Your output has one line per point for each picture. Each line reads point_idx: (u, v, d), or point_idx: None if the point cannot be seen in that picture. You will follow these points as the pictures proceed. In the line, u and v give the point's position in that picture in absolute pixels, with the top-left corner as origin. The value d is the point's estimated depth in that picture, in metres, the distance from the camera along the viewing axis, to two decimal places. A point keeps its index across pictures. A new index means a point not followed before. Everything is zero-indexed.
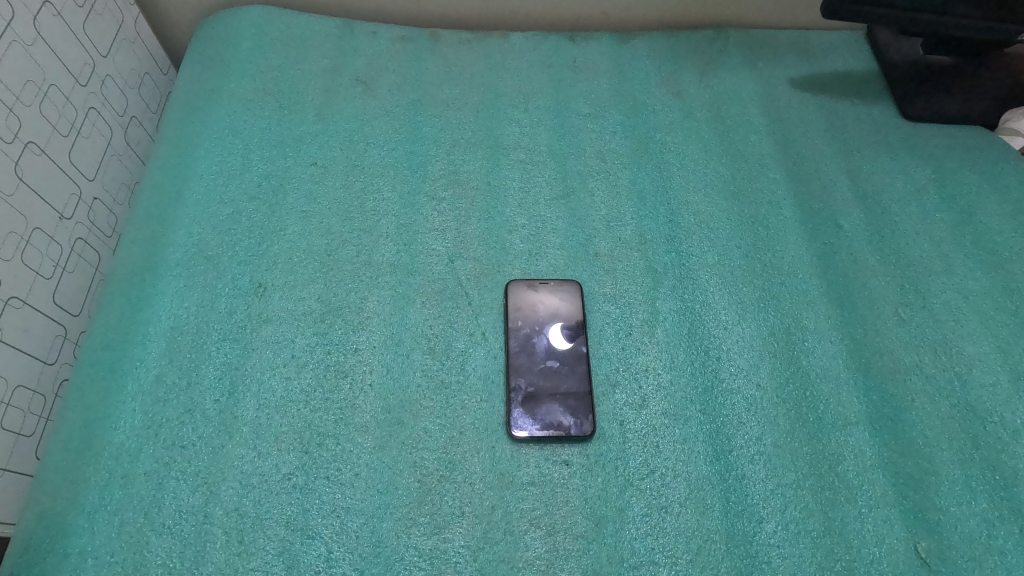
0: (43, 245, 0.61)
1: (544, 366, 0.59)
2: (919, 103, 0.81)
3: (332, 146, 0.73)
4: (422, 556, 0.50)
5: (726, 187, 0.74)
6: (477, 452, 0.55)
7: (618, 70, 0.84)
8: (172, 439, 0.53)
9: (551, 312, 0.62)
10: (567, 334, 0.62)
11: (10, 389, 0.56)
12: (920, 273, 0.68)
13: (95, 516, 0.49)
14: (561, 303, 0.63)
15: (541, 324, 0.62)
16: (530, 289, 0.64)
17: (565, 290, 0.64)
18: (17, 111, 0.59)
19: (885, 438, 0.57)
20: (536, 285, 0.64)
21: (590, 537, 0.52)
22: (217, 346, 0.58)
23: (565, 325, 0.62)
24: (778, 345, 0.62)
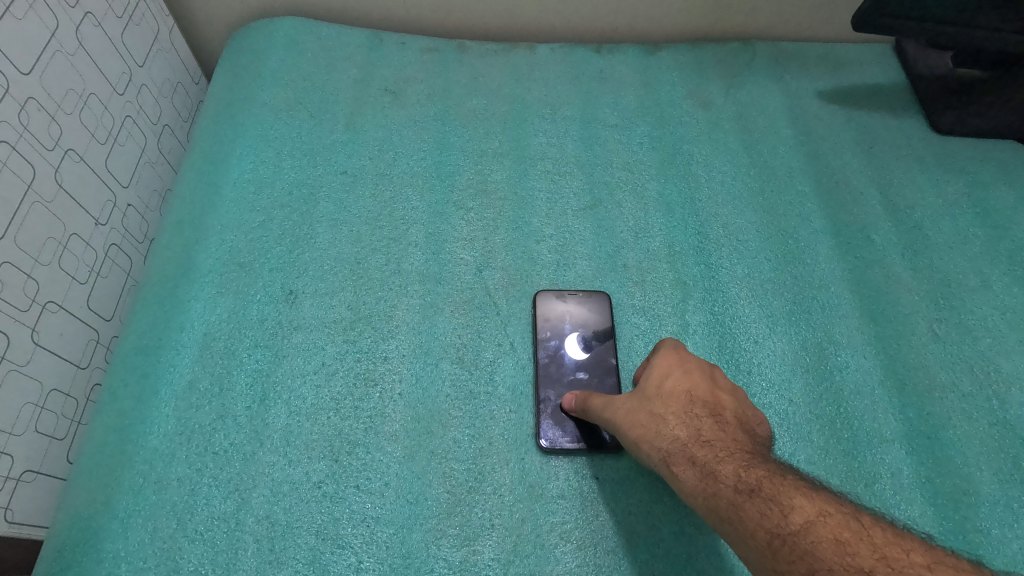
0: (79, 251, 0.62)
1: (572, 380, 0.59)
2: (949, 116, 0.80)
3: (362, 156, 0.73)
4: (452, 568, 0.49)
5: (754, 199, 0.73)
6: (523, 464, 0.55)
7: (643, 82, 0.84)
8: (204, 445, 0.53)
9: (575, 322, 0.62)
10: (597, 345, 0.61)
11: (45, 392, 0.57)
12: (954, 289, 0.67)
13: (129, 520, 0.49)
14: (582, 313, 0.63)
15: (577, 336, 0.61)
16: (555, 300, 0.63)
17: (587, 296, 0.64)
18: (58, 119, 0.60)
19: (923, 458, 0.56)
20: (564, 296, 0.64)
21: (622, 553, 0.51)
22: (249, 353, 0.58)
23: (594, 336, 0.62)
24: (810, 360, 0.62)
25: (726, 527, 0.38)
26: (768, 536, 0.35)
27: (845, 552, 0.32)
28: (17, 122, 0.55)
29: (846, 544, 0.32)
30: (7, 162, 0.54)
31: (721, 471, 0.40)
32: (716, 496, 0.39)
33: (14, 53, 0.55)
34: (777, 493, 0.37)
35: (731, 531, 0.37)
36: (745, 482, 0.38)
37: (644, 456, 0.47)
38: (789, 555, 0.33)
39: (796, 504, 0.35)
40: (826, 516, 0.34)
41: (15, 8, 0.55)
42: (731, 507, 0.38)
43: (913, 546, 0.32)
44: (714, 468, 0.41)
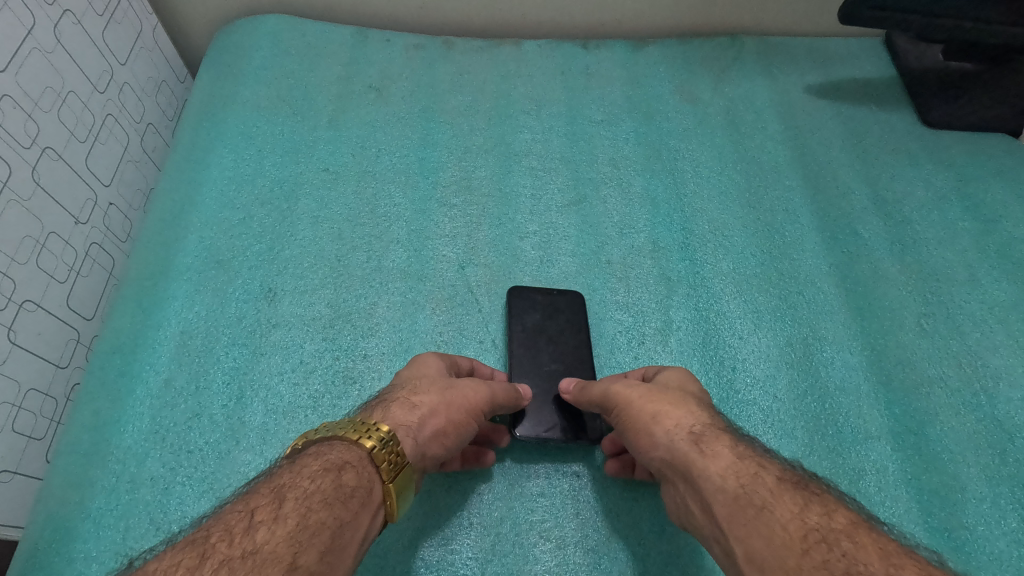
0: (58, 249, 0.62)
1: (548, 373, 0.58)
2: (939, 109, 0.79)
3: (345, 153, 0.72)
4: (429, 568, 0.48)
5: (741, 194, 0.73)
6: (503, 462, 0.54)
7: (630, 77, 0.83)
8: (179, 444, 0.52)
9: (549, 318, 0.61)
10: (572, 338, 0.60)
11: (22, 392, 0.57)
12: (942, 283, 0.66)
13: (101, 520, 0.48)
14: (556, 309, 0.61)
15: (552, 330, 0.60)
16: (529, 296, 0.62)
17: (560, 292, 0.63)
18: (35, 116, 0.60)
19: (908, 454, 0.55)
20: (538, 293, 0.62)
21: (601, 551, 0.50)
22: (227, 351, 0.57)
23: (569, 329, 0.60)
24: (795, 356, 0.61)
25: (753, 513, 0.37)
26: (808, 530, 0.35)
27: (890, 560, 0.33)
28: None
29: (892, 555, 0.33)
30: None
31: (760, 463, 0.41)
32: (755, 480, 0.39)
33: None
34: (820, 497, 0.38)
35: (767, 513, 0.36)
36: (786, 478, 0.39)
37: (659, 435, 0.45)
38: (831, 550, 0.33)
39: (841, 510, 0.36)
40: (869, 528, 0.35)
41: None
42: (772, 492, 0.38)
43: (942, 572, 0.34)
44: (750, 459, 0.41)
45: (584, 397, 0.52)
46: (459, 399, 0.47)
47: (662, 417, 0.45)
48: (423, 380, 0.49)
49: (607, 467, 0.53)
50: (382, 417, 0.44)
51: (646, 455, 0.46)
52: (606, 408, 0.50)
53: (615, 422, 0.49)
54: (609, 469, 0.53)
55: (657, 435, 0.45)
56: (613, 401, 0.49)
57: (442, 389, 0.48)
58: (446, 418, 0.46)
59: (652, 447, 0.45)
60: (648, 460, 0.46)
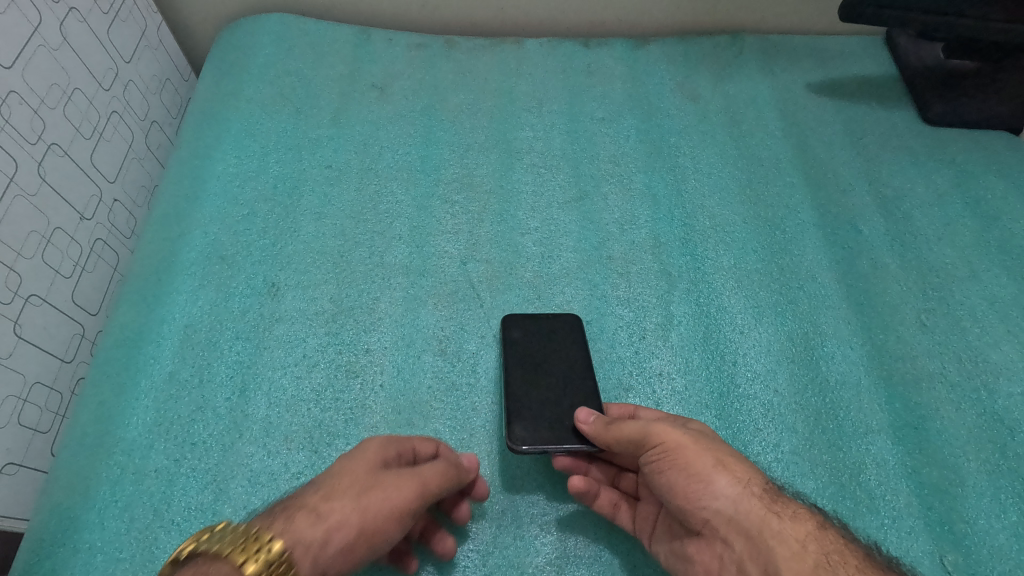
0: (64, 245, 0.63)
1: (551, 386, 0.55)
2: (939, 107, 0.80)
3: (347, 150, 0.73)
4: (431, 559, 0.49)
5: (742, 191, 0.73)
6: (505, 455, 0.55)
7: (631, 75, 0.84)
8: (184, 436, 0.52)
9: (550, 335, 0.59)
10: (575, 353, 0.57)
11: (27, 385, 0.57)
12: (942, 279, 0.66)
13: (106, 511, 0.48)
14: (555, 326, 0.59)
15: (553, 346, 0.58)
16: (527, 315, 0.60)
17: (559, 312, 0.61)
18: (41, 113, 0.60)
19: (908, 448, 0.56)
20: (531, 316, 0.60)
21: (602, 544, 0.50)
22: (230, 345, 0.58)
23: (571, 345, 0.58)
24: (795, 350, 0.61)
25: None
26: None
27: None
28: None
29: None
30: None
31: (812, 522, 0.42)
32: (819, 544, 0.40)
33: None
34: (866, 558, 0.40)
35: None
36: (835, 539, 0.41)
37: (717, 484, 0.43)
38: None
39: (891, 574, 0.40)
40: None
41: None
42: (836, 560, 0.39)
43: None
44: (802, 517, 0.42)
45: (614, 432, 0.47)
46: (377, 503, 0.41)
47: (724, 465, 0.43)
48: (346, 474, 0.43)
49: (574, 483, 0.49)
50: (279, 528, 0.39)
51: (690, 503, 0.43)
52: (642, 447, 0.46)
53: (650, 463, 0.45)
54: (576, 484, 0.49)
55: (715, 483, 0.43)
56: (661, 441, 0.45)
57: (360, 490, 0.42)
58: (357, 529, 0.40)
59: (704, 495, 0.43)
60: (693, 509, 0.43)
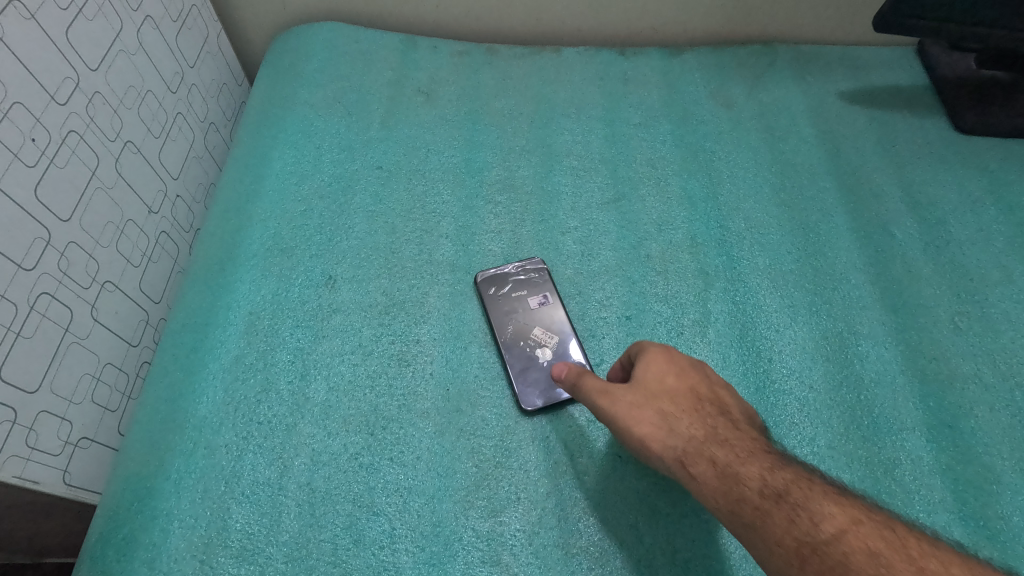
0: (134, 236, 0.67)
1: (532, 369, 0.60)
2: (971, 116, 0.81)
3: (396, 152, 0.77)
4: (480, 537, 0.51)
5: (776, 195, 0.75)
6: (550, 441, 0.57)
7: (667, 83, 0.87)
8: (250, 415, 0.56)
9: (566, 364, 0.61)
10: None
11: (101, 365, 0.61)
12: (976, 282, 0.67)
13: (181, 481, 0.52)
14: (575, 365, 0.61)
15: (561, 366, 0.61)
16: (508, 294, 0.65)
17: (551, 301, 0.65)
18: (120, 113, 0.65)
19: (943, 445, 0.57)
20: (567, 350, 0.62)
21: (643, 528, 0.52)
22: (291, 332, 0.61)
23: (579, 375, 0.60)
24: (830, 348, 0.63)
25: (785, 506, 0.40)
26: (797, 544, 0.38)
27: (878, 561, 0.36)
28: (85, 114, 0.60)
29: (880, 555, 0.36)
30: (76, 151, 0.58)
31: (746, 474, 0.43)
32: (741, 500, 0.41)
33: (84, 51, 0.60)
34: (806, 501, 0.40)
35: (762, 533, 0.40)
36: (772, 486, 0.41)
37: (852, 549, 0.37)
38: (820, 562, 0.37)
39: (827, 513, 0.39)
40: (859, 525, 0.38)
41: (87, 9, 0.60)
42: (757, 512, 0.40)
43: (942, 554, 0.36)
44: (739, 470, 0.43)
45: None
46: None
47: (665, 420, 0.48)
48: None
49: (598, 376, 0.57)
50: None
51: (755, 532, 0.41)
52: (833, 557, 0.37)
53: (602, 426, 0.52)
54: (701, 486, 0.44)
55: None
56: (704, 464, 0.44)
57: None
58: None
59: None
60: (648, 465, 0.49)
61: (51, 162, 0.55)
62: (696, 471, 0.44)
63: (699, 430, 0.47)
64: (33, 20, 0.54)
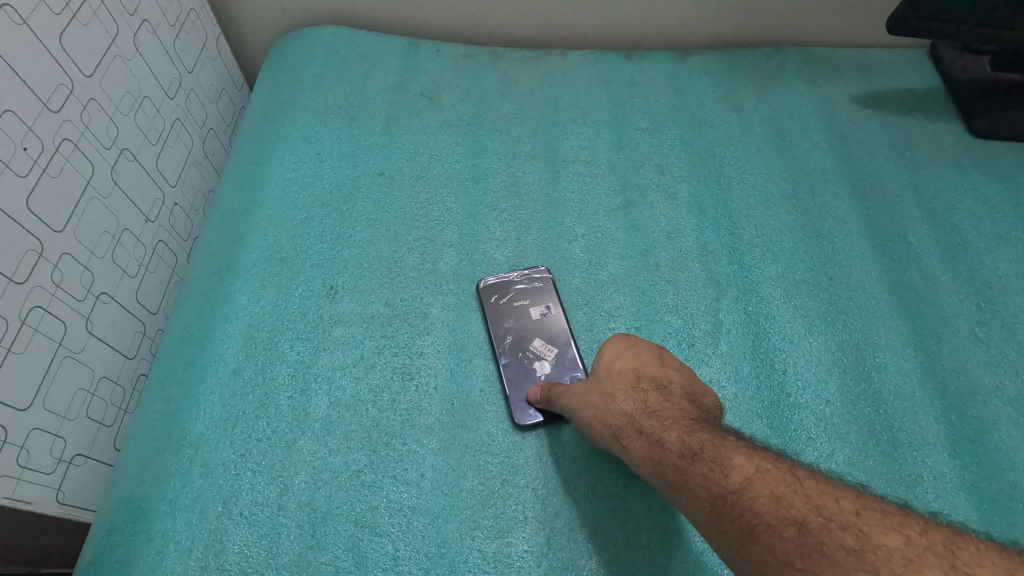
0: (130, 246, 0.65)
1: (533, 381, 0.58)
2: (988, 120, 0.79)
3: (399, 158, 0.75)
4: (486, 559, 0.49)
5: (788, 201, 0.73)
6: (557, 457, 0.55)
7: (674, 86, 0.85)
8: (248, 431, 0.54)
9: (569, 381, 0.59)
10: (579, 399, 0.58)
11: (96, 379, 0.60)
12: (996, 291, 0.65)
13: (176, 501, 0.50)
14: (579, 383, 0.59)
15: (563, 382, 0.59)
16: (508, 306, 0.63)
17: (552, 313, 0.63)
18: (115, 120, 0.63)
19: (966, 461, 0.55)
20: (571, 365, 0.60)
21: (656, 549, 0.50)
22: (291, 345, 0.59)
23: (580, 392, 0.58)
24: (846, 360, 0.61)
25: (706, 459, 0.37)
26: (711, 495, 0.35)
27: (780, 505, 0.31)
28: (79, 121, 0.58)
29: (781, 497, 0.32)
30: (69, 159, 0.57)
31: (667, 439, 0.41)
32: (664, 463, 0.40)
33: (78, 57, 0.58)
34: (717, 456, 0.36)
35: (683, 496, 0.37)
36: (690, 447, 0.39)
37: (754, 494, 0.33)
38: (728, 514, 0.33)
39: (735, 463, 0.35)
40: (763, 472, 0.34)
41: (82, 14, 0.59)
42: (678, 472, 0.38)
43: (839, 489, 0.31)
44: (662, 437, 0.41)
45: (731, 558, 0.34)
46: None
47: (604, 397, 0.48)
48: None
49: None
50: None
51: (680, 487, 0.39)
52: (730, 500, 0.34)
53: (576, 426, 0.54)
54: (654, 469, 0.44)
55: (747, 554, 0.31)
56: (635, 437, 0.44)
57: None
58: None
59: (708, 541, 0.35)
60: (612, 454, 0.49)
61: (43, 171, 0.54)
62: (628, 443, 0.44)
63: (629, 404, 0.46)
64: (25, 25, 0.52)
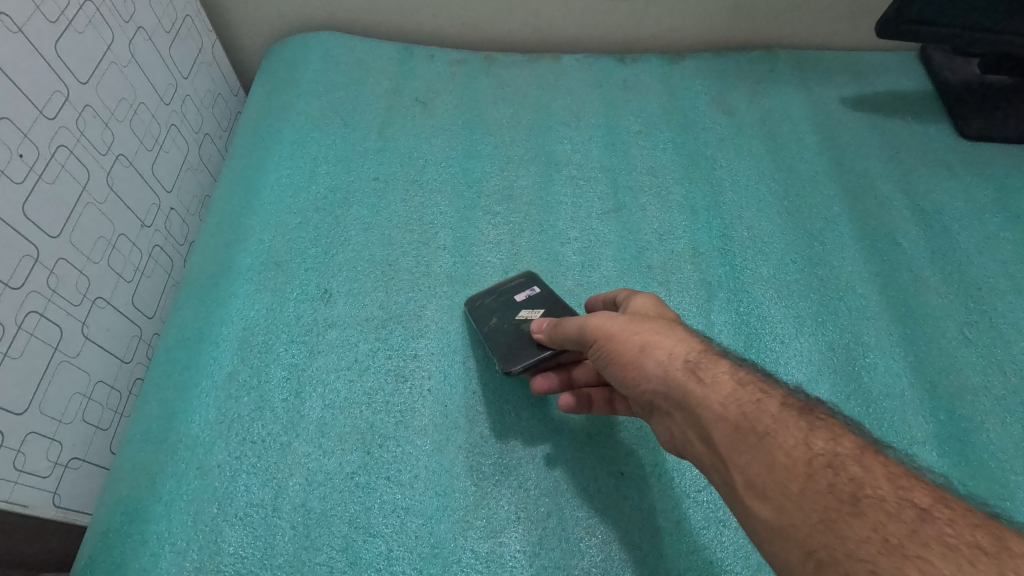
0: (126, 251, 0.66)
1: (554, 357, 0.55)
2: (977, 122, 0.80)
3: (394, 162, 0.76)
4: (479, 559, 0.50)
5: (779, 202, 0.74)
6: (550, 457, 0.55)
7: (667, 90, 0.86)
8: (243, 434, 0.55)
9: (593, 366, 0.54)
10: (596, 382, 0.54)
11: (92, 383, 0.60)
12: (985, 291, 0.66)
13: (172, 503, 0.51)
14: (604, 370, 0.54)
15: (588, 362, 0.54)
16: (496, 298, 0.61)
17: (538, 291, 0.61)
18: (111, 126, 0.64)
19: (955, 460, 0.55)
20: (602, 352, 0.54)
21: (647, 549, 0.51)
22: (286, 348, 0.60)
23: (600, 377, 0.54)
24: (837, 360, 0.62)
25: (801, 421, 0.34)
26: (814, 458, 0.31)
27: (897, 485, 0.29)
28: (75, 128, 0.59)
29: (901, 479, 0.30)
30: (65, 166, 0.57)
31: (763, 386, 0.36)
32: (759, 407, 0.34)
33: (74, 64, 0.59)
34: (827, 422, 0.34)
35: (777, 447, 0.32)
36: (795, 404, 0.35)
37: (866, 468, 0.30)
38: (835, 482, 0.30)
39: (849, 436, 0.32)
40: (874, 451, 0.32)
41: (77, 21, 0.59)
42: (777, 423, 0.33)
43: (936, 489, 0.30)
44: (754, 383, 0.36)
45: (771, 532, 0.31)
46: None
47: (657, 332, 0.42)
48: None
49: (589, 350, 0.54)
50: None
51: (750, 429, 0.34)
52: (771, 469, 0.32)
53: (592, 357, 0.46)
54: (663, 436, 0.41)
55: (847, 524, 0.28)
56: (712, 369, 0.38)
57: None
58: None
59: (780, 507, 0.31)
60: (637, 391, 0.42)
61: (39, 178, 0.54)
62: (698, 376, 0.38)
63: (701, 343, 0.40)
64: (21, 34, 0.53)
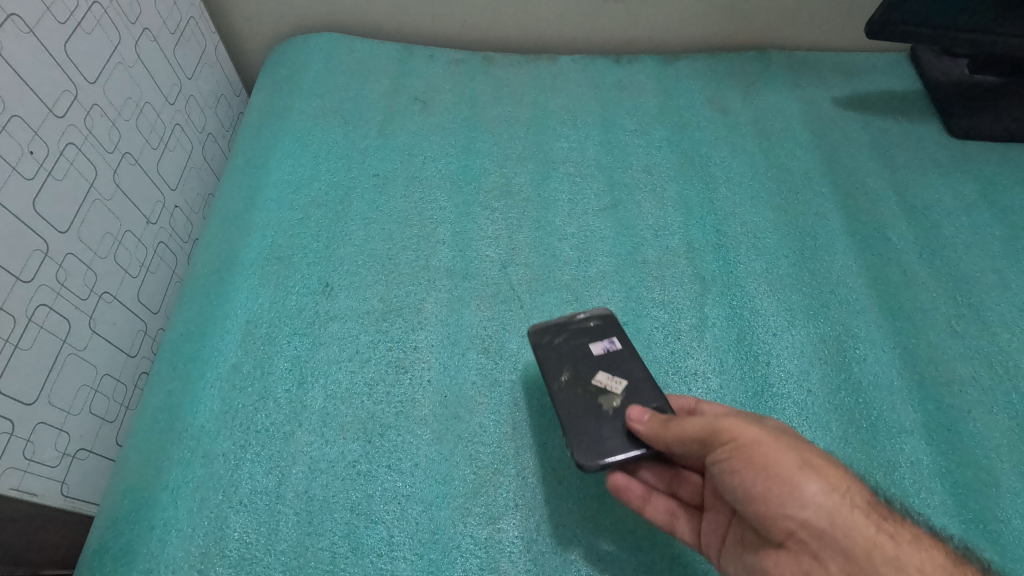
0: (132, 247, 0.67)
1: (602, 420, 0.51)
2: (965, 121, 0.81)
3: (394, 159, 0.77)
4: (478, 545, 0.51)
5: (771, 199, 0.76)
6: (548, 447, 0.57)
7: (662, 89, 0.87)
8: (247, 423, 0.56)
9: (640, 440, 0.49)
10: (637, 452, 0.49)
11: (99, 376, 0.61)
12: (972, 285, 0.68)
13: (178, 491, 0.52)
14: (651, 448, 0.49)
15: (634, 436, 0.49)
16: (569, 341, 0.57)
17: (618, 347, 0.56)
18: (118, 124, 0.65)
19: (942, 448, 0.57)
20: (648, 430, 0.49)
21: (642, 534, 0.52)
22: (288, 341, 0.61)
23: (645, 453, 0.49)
24: (827, 352, 0.63)
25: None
26: None
27: None
28: (83, 126, 0.60)
29: None
30: (73, 163, 0.59)
31: (914, 550, 0.38)
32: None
33: (83, 64, 0.60)
34: None
35: None
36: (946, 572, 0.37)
37: None
38: None
39: None
40: None
41: (86, 23, 0.61)
42: None
43: None
44: (903, 545, 0.38)
45: None
46: None
47: (813, 469, 0.40)
48: None
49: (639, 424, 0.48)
50: None
51: None
52: None
53: (721, 462, 0.42)
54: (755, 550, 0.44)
55: None
56: (896, 525, 0.39)
57: None
58: None
59: None
60: (774, 515, 0.40)
61: (49, 174, 0.56)
62: (858, 534, 0.38)
63: (846, 486, 0.40)
64: (32, 34, 0.54)
